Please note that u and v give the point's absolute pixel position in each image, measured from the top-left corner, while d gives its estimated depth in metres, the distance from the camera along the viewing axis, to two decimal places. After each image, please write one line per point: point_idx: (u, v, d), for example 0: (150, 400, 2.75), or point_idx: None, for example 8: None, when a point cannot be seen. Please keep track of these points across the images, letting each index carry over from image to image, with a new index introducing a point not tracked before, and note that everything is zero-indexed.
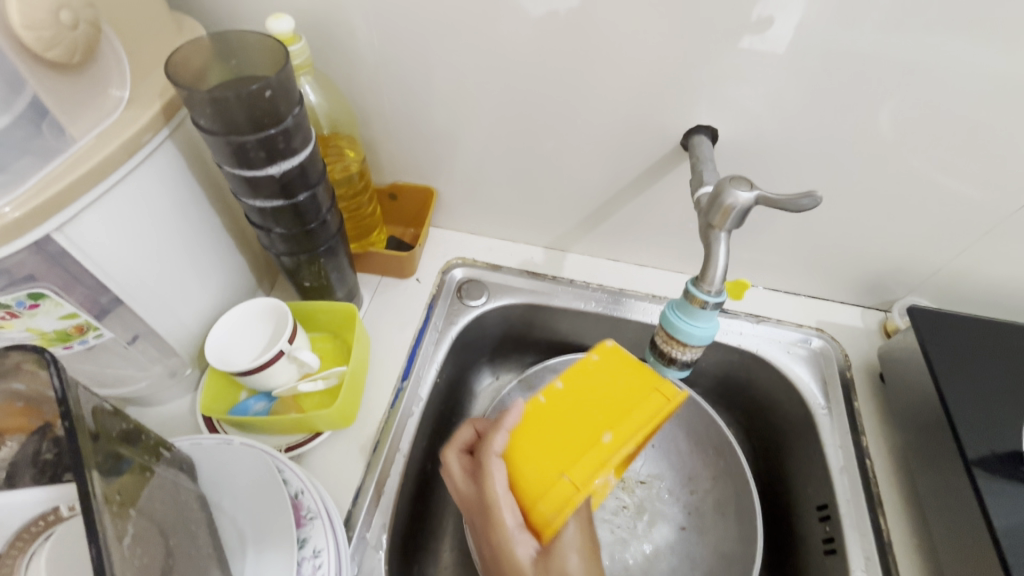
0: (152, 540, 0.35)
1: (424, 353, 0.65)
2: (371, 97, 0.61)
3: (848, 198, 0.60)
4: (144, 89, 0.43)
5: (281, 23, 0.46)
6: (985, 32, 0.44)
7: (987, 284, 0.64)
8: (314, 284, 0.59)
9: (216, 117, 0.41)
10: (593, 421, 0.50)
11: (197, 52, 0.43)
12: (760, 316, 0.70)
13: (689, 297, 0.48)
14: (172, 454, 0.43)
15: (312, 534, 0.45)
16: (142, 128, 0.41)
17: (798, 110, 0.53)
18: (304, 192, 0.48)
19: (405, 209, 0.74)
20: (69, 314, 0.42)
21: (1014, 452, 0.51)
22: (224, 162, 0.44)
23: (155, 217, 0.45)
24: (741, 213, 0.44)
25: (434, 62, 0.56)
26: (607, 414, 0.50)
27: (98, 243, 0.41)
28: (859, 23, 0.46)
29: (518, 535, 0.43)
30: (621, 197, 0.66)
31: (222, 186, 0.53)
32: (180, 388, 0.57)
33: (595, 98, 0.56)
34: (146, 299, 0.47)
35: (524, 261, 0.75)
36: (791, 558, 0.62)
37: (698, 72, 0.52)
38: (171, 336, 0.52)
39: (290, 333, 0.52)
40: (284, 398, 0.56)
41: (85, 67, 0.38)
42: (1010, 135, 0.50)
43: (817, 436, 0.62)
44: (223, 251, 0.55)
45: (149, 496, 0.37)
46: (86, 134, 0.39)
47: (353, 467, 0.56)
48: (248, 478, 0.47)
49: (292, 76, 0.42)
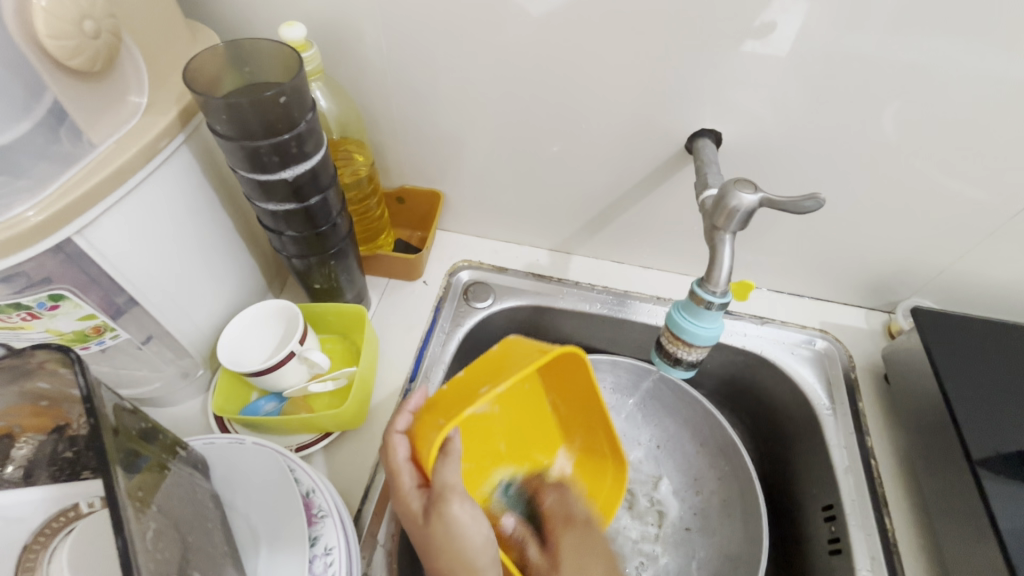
0: (170, 536, 0.35)
1: (431, 354, 0.66)
2: (379, 102, 0.62)
3: (851, 200, 0.60)
4: (161, 95, 0.44)
5: (294, 30, 0.47)
6: (984, 36, 0.45)
7: (990, 285, 0.64)
8: (324, 286, 0.60)
9: (231, 122, 0.42)
10: (472, 376, 0.49)
11: (213, 59, 0.44)
12: (764, 317, 0.71)
13: (695, 298, 0.49)
14: (186, 452, 0.44)
15: (324, 532, 0.45)
16: (159, 134, 0.42)
17: (800, 114, 0.54)
18: (315, 195, 0.49)
19: (412, 212, 0.75)
20: (86, 315, 0.43)
21: (1019, 452, 0.52)
22: (238, 166, 0.45)
23: (170, 219, 0.46)
24: (745, 215, 0.45)
25: (441, 68, 0.58)
26: (485, 371, 0.49)
27: (116, 246, 0.42)
28: (859, 28, 0.46)
29: (418, 491, 0.45)
30: (626, 200, 0.67)
31: (235, 190, 0.54)
32: (193, 388, 0.58)
33: (599, 103, 0.57)
34: (161, 301, 0.48)
35: (530, 264, 0.76)
36: (797, 558, 0.62)
37: (702, 76, 0.53)
38: (185, 337, 0.53)
39: (300, 334, 0.53)
40: (294, 398, 0.56)
41: (105, 75, 0.39)
42: (1011, 137, 0.51)
43: (822, 437, 0.63)
44: (235, 253, 0.56)
45: (166, 493, 0.38)
46: (106, 139, 0.40)
47: (363, 467, 0.57)
48: (260, 477, 0.48)
49: (305, 82, 0.43)
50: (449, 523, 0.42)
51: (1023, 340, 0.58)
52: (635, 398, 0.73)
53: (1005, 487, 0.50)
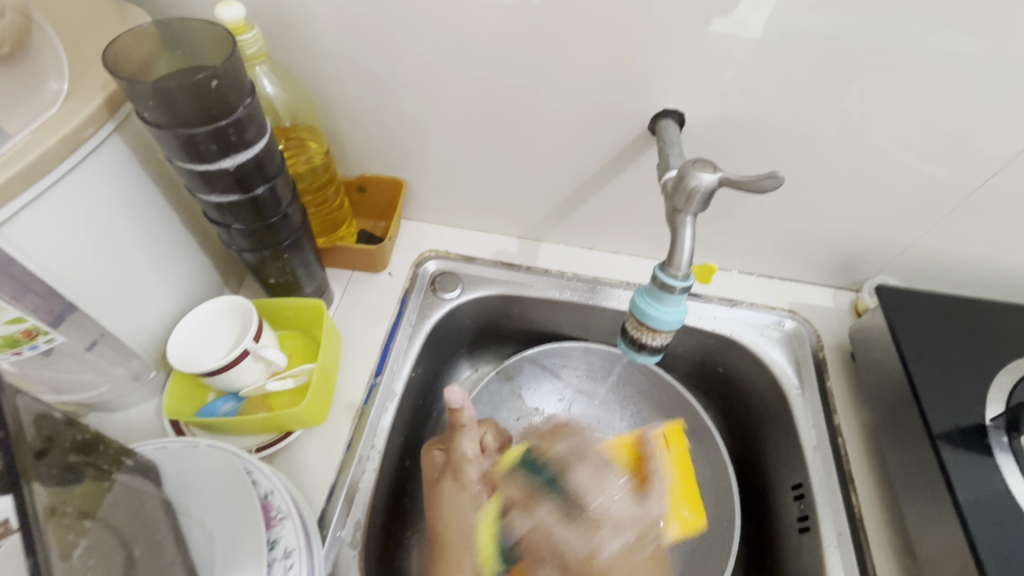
0: (105, 554, 0.34)
1: (397, 347, 0.64)
2: (333, 87, 0.60)
3: (815, 180, 0.60)
4: (86, 79, 0.41)
5: (231, 10, 0.45)
6: (942, 10, 0.44)
7: (951, 261, 0.65)
8: (280, 281, 0.57)
9: (161, 109, 0.39)
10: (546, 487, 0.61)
11: (142, 41, 0.41)
12: (734, 299, 0.71)
13: (656, 282, 0.48)
14: (134, 459, 0.42)
15: (283, 534, 0.44)
16: (83, 122, 0.39)
17: (763, 93, 0.53)
18: (261, 185, 0.46)
19: (375, 201, 0.72)
20: (15, 319, 0.40)
21: (978, 427, 0.52)
22: (175, 156, 0.42)
23: (103, 213, 0.43)
24: (706, 196, 0.44)
25: (398, 50, 0.55)
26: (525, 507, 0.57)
27: (42, 245, 0.39)
28: (820, 4, 0.46)
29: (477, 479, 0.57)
30: (592, 184, 0.66)
31: (178, 180, 0.51)
32: (145, 391, 0.55)
33: (561, 86, 0.56)
34: (101, 303, 0.45)
35: (498, 252, 0.74)
36: (767, 538, 0.63)
37: (663, 56, 0.51)
38: (133, 339, 0.50)
39: (255, 331, 0.51)
40: (252, 398, 0.54)
41: (15, 60, 0.37)
42: (970, 113, 0.51)
43: (791, 417, 0.63)
44: (182, 249, 0.53)
45: (108, 505, 0.36)
46: (23, 129, 0.37)
47: (327, 466, 0.55)
48: (215, 481, 0.46)
49: (240, 64, 0.41)
50: (456, 489, 0.55)
51: (982, 315, 0.59)
52: (608, 384, 0.73)
53: (966, 464, 0.50)
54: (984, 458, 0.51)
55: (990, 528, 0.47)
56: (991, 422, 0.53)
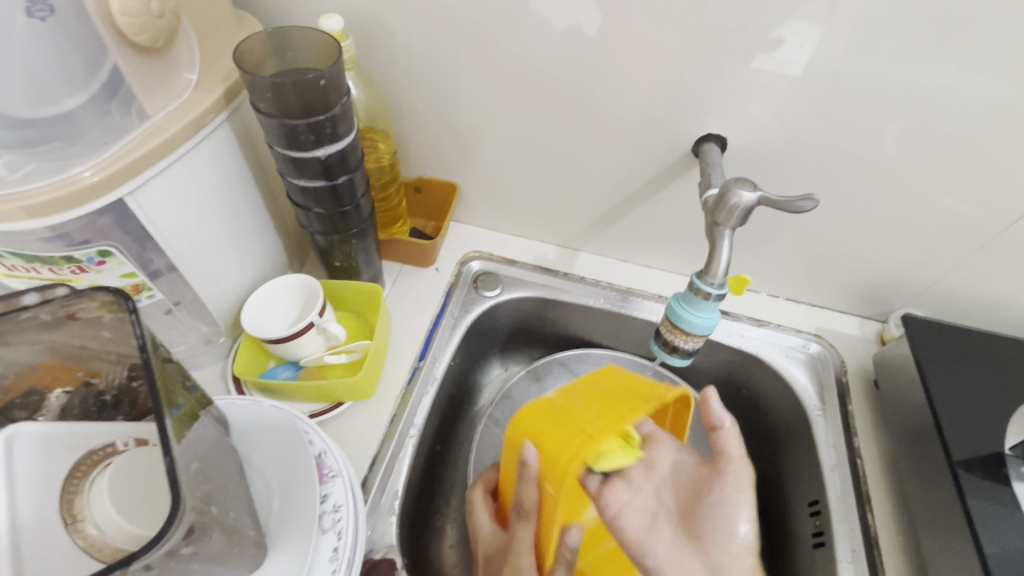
0: (207, 472, 0.39)
1: (440, 337, 0.69)
2: (405, 94, 0.66)
3: (846, 211, 0.63)
4: (211, 74, 0.48)
5: (333, 21, 0.51)
6: (970, 65, 0.48)
7: (979, 299, 0.67)
8: (343, 264, 0.63)
9: (274, 101, 0.46)
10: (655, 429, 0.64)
11: (258, 44, 0.48)
12: (761, 320, 0.74)
13: (694, 289, 0.52)
14: (214, 407, 0.46)
15: (333, 491, 0.48)
16: (207, 109, 0.45)
17: (800, 126, 0.57)
18: (343, 175, 0.52)
19: (428, 202, 0.78)
20: (129, 273, 0.46)
21: (997, 455, 0.54)
22: (275, 143, 0.48)
23: (207, 188, 0.49)
24: (744, 212, 0.48)
25: (467, 66, 0.61)
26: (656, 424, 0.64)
27: (161, 210, 0.46)
28: (854, 52, 0.50)
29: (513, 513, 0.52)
30: (631, 201, 0.70)
31: (267, 166, 0.58)
32: (214, 354, 0.61)
33: (611, 109, 0.61)
34: (196, 267, 0.52)
35: (538, 258, 0.78)
36: (782, 551, 0.65)
37: (710, 87, 0.56)
38: (212, 305, 0.56)
39: (320, 307, 0.56)
40: (310, 367, 0.60)
41: (163, 52, 0.44)
42: (997, 159, 0.54)
43: (812, 436, 0.65)
44: (262, 230, 0.59)
45: (201, 436, 0.41)
46: (160, 110, 0.44)
47: (370, 440, 0.59)
48: (275, 437, 0.50)
49: (342, 70, 0.47)
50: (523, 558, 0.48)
51: (1007, 352, 0.61)
52: None
53: (984, 494, 0.52)
54: (1000, 487, 0.52)
55: (1006, 555, 0.49)
56: (1011, 451, 0.55)
